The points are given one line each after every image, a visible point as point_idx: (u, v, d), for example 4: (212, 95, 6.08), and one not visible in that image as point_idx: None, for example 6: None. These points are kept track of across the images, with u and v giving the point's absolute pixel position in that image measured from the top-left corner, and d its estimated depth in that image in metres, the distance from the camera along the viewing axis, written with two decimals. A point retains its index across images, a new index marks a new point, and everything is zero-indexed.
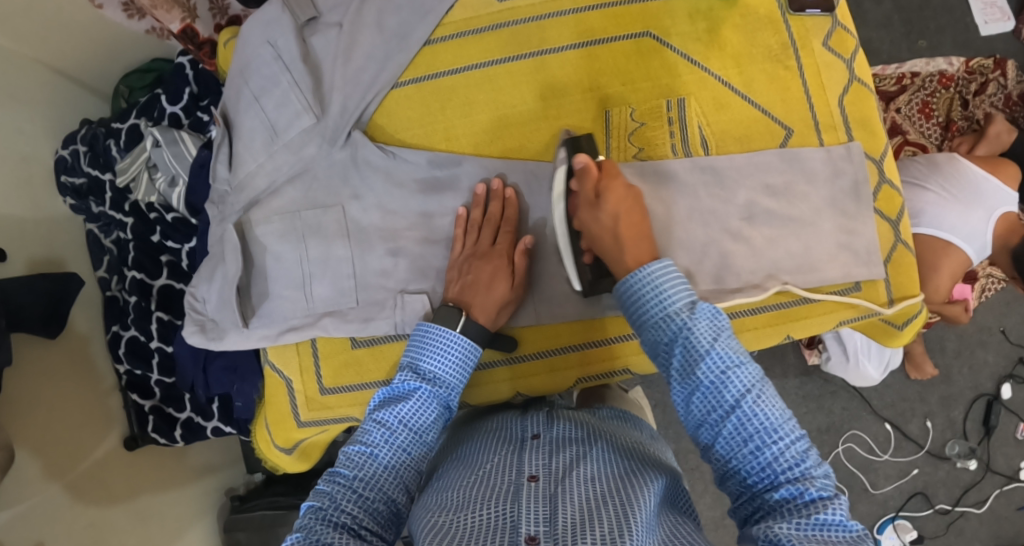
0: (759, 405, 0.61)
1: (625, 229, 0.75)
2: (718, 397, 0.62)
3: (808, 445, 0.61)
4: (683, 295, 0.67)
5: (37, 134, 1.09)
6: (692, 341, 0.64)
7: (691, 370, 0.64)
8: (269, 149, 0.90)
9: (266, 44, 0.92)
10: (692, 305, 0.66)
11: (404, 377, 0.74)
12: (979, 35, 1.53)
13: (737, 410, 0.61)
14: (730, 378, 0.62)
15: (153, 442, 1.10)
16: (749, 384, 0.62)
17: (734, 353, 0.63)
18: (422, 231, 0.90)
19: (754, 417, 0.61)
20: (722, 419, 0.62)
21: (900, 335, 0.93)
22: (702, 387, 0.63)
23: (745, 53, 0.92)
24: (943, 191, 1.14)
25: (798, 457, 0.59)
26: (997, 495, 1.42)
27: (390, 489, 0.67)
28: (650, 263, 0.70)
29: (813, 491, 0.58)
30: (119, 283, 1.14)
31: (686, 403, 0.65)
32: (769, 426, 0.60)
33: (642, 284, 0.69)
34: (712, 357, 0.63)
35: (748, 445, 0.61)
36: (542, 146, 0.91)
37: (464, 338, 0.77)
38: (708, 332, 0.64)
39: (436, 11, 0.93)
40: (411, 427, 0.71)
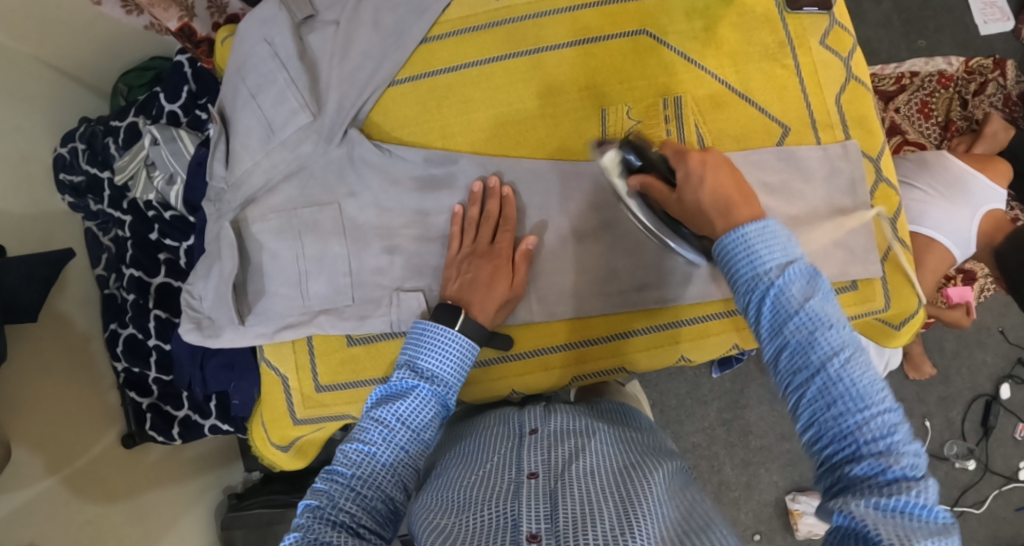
0: (849, 369, 0.54)
1: (714, 204, 0.67)
2: (804, 357, 0.56)
3: (898, 418, 0.53)
4: (781, 251, 0.59)
5: (35, 131, 1.09)
6: (783, 299, 0.58)
7: (779, 328, 0.57)
8: (266, 146, 0.90)
9: (263, 41, 0.92)
10: (785, 265, 0.58)
11: (402, 375, 0.74)
12: (979, 35, 1.53)
13: (822, 374, 0.54)
14: (820, 339, 0.55)
15: (150, 440, 1.10)
16: (840, 345, 0.55)
17: (826, 315, 0.56)
18: (418, 228, 0.90)
19: (840, 382, 0.54)
20: (807, 381, 0.55)
21: (898, 335, 0.92)
22: (789, 346, 0.57)
23: (742, 51, 0.92)
24: (931, 189, 1.15)
25: (886, 429, 0.52)
26: (996, 495, 1.42)
27: (388, 486, 0.67)
28: (746, 225, 0.62)
29: (900, 470, 0.51)
30: (116, 281, 1.14)
31: (774, 361, 0.58)
32: (857, 393, 0.53)
33: (742, 246, 0.60)
34: (803, 317, 0.56)
35: (832, 411, 0.54)
36: (538, 145, 0.91)
37: (462, 336, 0.76)
38: (801, 293, 0.57)
39: (432, 9, 0.93)
40: (410, 426, 0.70)
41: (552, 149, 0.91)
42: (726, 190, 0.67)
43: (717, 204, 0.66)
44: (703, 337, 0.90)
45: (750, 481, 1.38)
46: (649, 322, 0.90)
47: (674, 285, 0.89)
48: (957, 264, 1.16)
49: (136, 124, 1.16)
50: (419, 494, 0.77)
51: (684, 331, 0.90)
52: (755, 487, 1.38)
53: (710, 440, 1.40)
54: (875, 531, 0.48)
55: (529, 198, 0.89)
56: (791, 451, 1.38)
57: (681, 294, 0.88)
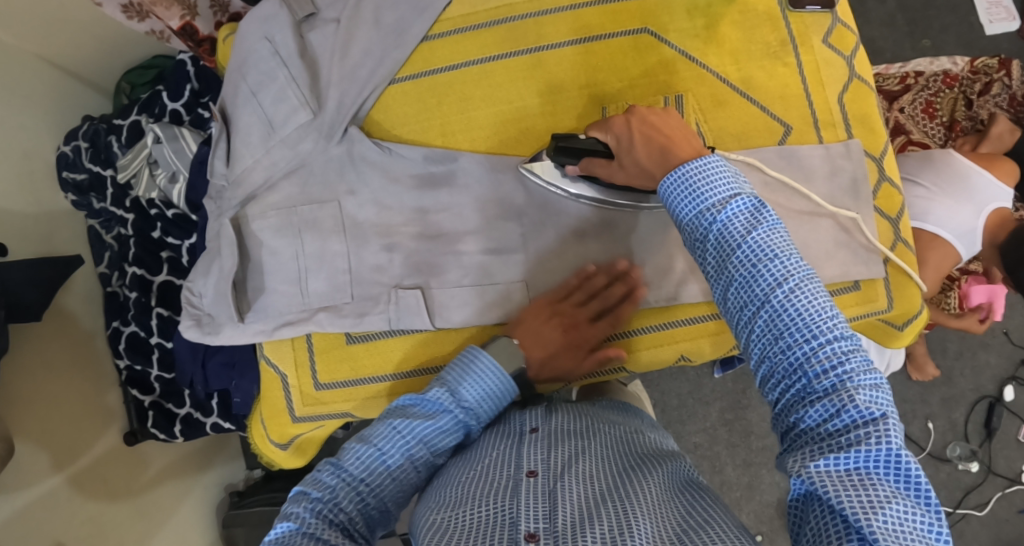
0: (793, 296, 0.57)
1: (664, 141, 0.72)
2: (749, 291, 0.59)
3: (849, 345, 0.55)
4: (724, 184, 0.63)
5: (38, 129, 1.09)
6: (726, 234, 0.61)
7: (724, 262, 0.61)
8: (266, 144, 0.90)
9: (264, 39, 0.92)
10: (730, 197, 0.62)
11: (438, 396, 0.75)
12: (984, 34, 1.52)
13: (767, 305, 0.58)
14: (762, 271, 0.58)
15: (152, 437, 1.10)
16: (784, 275, 0.57)
17: (770, 246, 0.59)
18: (417, 227, 0.90)
19: (785, 312, 0.57)
20: (753, 315, 0.59)
21: (900, 335, 0.92)
22: (736, 280, 0.60)
23: (744, 50, 0.91)
24: (933, 185, 1.14)
25: (835, 357, 0.54)
26: (999, 498, 1.41)
27: (390, 499, 0.71)
28: (690, 162, 0.66)
29: (857, 413, 0.52)
30: (119, 279, 1.15)
31: (724, 300, 0.62)
32: (803, 321, 0.56)
33: (683, 181, 0.65)
34: (746, 247, 0.60)
35: (780, 343, 0.56)
36: (538, 143, 0.91)
37: (508, 379, 0.78)
38: (743, 225, 0.61)
39: (433, 6, 0.93)
40: (426, 445, 0.73)
41: None
42: (656, 136, 0.73)
43: (651, 153, 0.72)
44: (704, 336, 0.90)
45: (752, 482, 1.38)
46: (649, 321, 0.90)
47: (674, 284, 0.88)
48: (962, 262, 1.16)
49: (138, 123, 1.17)
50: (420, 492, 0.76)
51: (684, 330, 0.90)
52: (757, 487, 1.38)
53: (711, 440, 1.39)
54: (839, 501, 0.49)
55: (529, 196, 0.89)
56: None
57: (681, 294, 0.88)
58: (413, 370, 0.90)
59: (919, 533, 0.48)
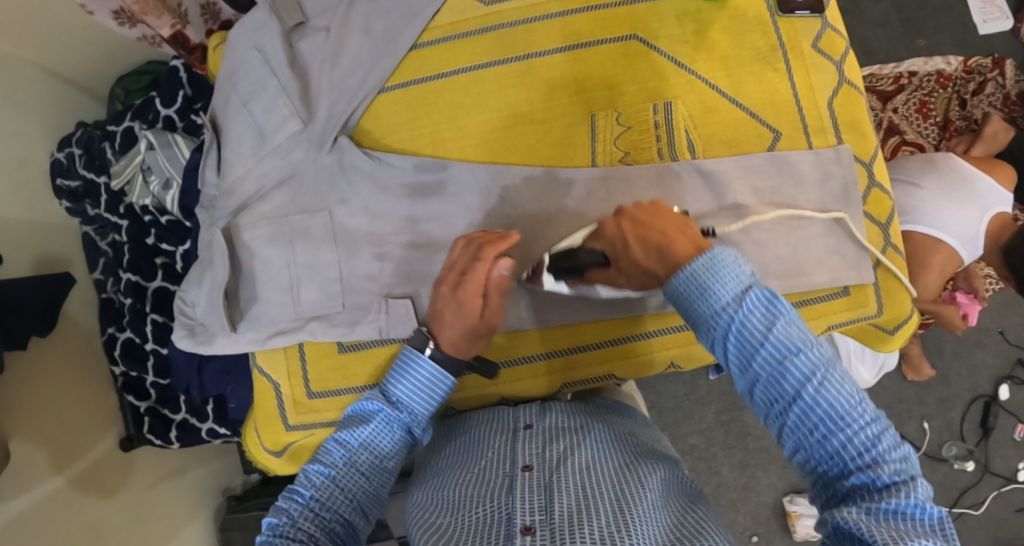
0: (823, 390, 0.57)
1: (663, 238, 0.68)
2: (778, 388, 0.59)
3: (878, 426, 0.57)
4: (736, 280, 0.62)
5: (33, 136, 1.09)
6: (746, 334, 0.61)
7: (748, 362, 0.61)
8: (257, 153, 0.90)
9: (253, 49, 0.92)
10: (744, 292, 0.61)
11: (371, 397, 0.78)
12: (978, 34, 1.52)
13: (798, 402, 0.58)
14: (790, 367, 0.59)
15: (148, 443, 1.10)
16: (811, 371, 0.58)
17: (792, 340, 0.59)
18: (409, 235, 0.90)
19: (819, 407, 0.57)
20: (784, 410, 0.59)
21: (892, 340, 0.91)
22: (762, 378, 0.60)
23: (734, 55, 0.91)
24: (936, 189, 1.13)
25: (871, 440, 0.56)
26: (996, 497, 1.41)
27: (344, 510, 0.71)
28: (696, 259, 0.64)
29: (886, 477, 0.54)
30: (115, 284, 1.15)
31: (749, 394, 0.62)
32: (837, 412, 0.57)
33: (692, 280, 0.63)
34: (769, 346, 0.59)
35: (816, 434, 0.58)
36: (528, 150, 0.91)
37: (431, 365, 0.78)
38: (762, 322, 0.60)
39: (422, 14, 0.93)
40: (371, 450, 0.74)
41: (542, 155, 0.91)
42: (650, 235, 0.70)
43: (649, 255, 0.69)
44: (696, 343, 0.89)
45: (748, 482, 1.38)
46: (640, 328, 0.90)
47: None
48: (964, 264, 1.16)
49: (132, 129, 1.17)
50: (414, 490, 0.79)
51: (674, 337, 0.90)
52: (754, 488, 1.38)
53: (708, 441, 1.40)
54: (871, 537, 0.51)
55: (521, 203, 0.89)
56: None
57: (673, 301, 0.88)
58: None
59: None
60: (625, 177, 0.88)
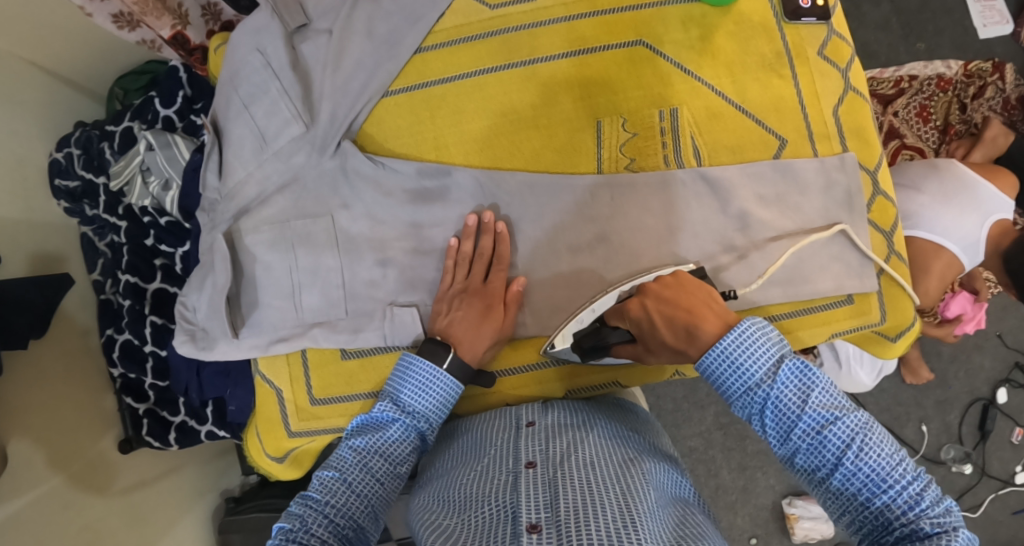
0: (862, 454, 0.63)
1: (694, 323, 0.71)
2: (819, 456, 0.65)
3: (917, 482, 0.62)
4: (768, 357, 0.67)
5: (31, 136, 1.08)
6: (783, 408, 0.66)
7: (788, 434, 0.66)
8: (258, 157, 0.90)
9: (254, 51, 0.91)
10: (778, 368, 0.67)
11: (383, 407, 0.78)
12: (978, 38, 1.52)
13: (840, 467, 0.64)
14: (828, 436, 0.64)
15: (147, 445, 1.10)
16: (849, 438, 0.64)
17: (827, 410, 0.65)
18: (411, 241, 0.90)
19: (860, 471, 0.63)
20: (828, 475, 0.65)
21: (894, 346, 0.91)
22: (803, 448, 0.66)
23: (739, 61, 0.91)
24: (937, 196, 1.14)
25: (911, 497, 0.61)
26: (992, 499, 1.42)
27: (357, 514, 0.70)
28: (726, 333, 0.69)
29: (927, 528, 0.60)
30: (113, 286, 1.14)
31: (792, 460, 0.68)
32: (877, 474, 0.63)
33: (724, 359, 0.68)
34: (807, 419, 0.65)
35: (861, 495, 0.63)
36: (532, 155, 0.91)
37: (448, 376, 0.79)
38: (796, 396, 0.66)
39: (426, 18, 0.93)
40: (386, 456, 0.75)
41: (547, 161, 0.90)
42: (677, 315, 0.72)
43: (679, 336, 0.72)
44: None
45: (747, 484, 1.39)
46: None
47: None
48: (964, 271, 1.16)
49: (131, 129, 1.16)
50: (419, 493, 0.79)
51: None
52: (752, 490, 1.38)
53: (707, 444, 1.40)
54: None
55: (524, 210, 0.89)
56: None
57: None
58: None
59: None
60: (629, 184, 0.88)
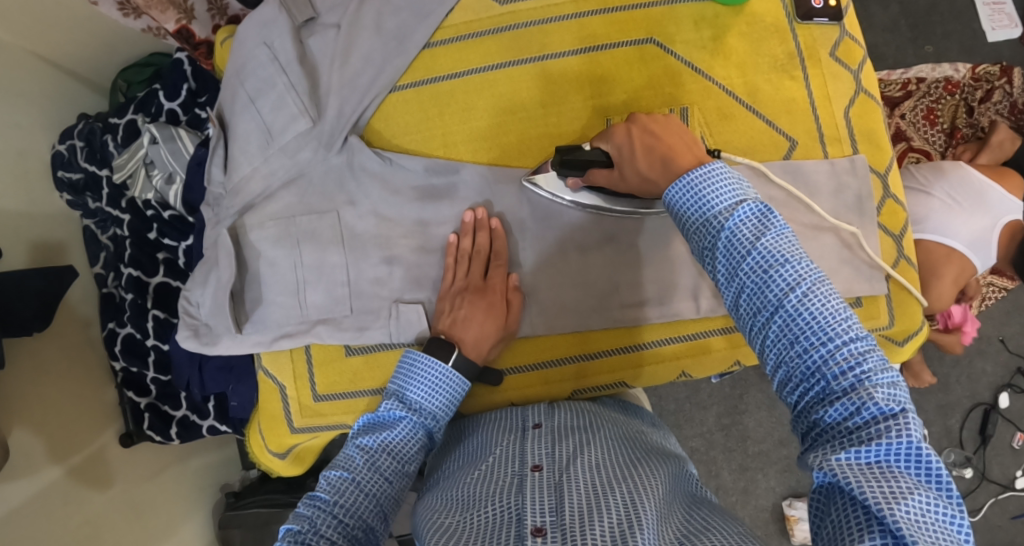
0: (808, 299, 0.55)
1: (669, 149, 0.69)
2: (762, 296, 0.57)
3: (868, 348, 0.54)
4: (729, 190, 0.61)
5: (33, 127, 1.07)
6: (733, 241, 0.59)
7: (735, 269, 0.59)
8: (264, 152, 0.89)
9: (262, 45, 0.90)
10: (736, 203, 0.60)
11: (390, 406, 0.77)
12: (986, 41, 1.51)
13: (781, 310, 0.56)
14: (774, 275, 0.57)
15: (148, 439, 1.09)
16: (797, 280, 0.56)
17: (779, 251, 0.57)
18: (417, 239, 0.90)
19: (800, 317, 0.55)
20: (767, 321, 0.57)
21: (900, 350, 0.91)
22: (747, 286, 0.58)
23: (751, 62, 0.91)
24: (949, 199, 1.13)
25: (855, 359, 0.53)
26: (992, 504, 1.42)
27: (365, 512, 0.69)
28: (697, 168, 0.64)
29: (873, 405, 0.51)
30: (116, 279, 1.13)
31: (736, 305, 0.60)
32: (821, 325, 0.55)
33: (687, 189, 0.64)
34: (755, 254, 0.58)
35: (796, 347, 0.55)
36: (541, 154, 0.90)
37: (453, 371, 0.78)
38: (750, 230, 0.59)
39: (436, 13, 0.92)
40: (394, 455, 0.74)
41: None
42: (657, 146, 0.70)
43: (651, 165, 0.70)
44: (705, 353, 0.90)
45: (747, 486, 1.38)
46: (653, 335, 0.90)
47: (674, 302, 0.89)
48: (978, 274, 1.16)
49: (135, 122, 1.15)
50: (425, 496, 0.78)
51: (685, 347, 0.90)
52: (752, 491, 1.38)
53: (708, 444, 1.39)
54: (862, 493, 0.49)
55: (532, 209, 0.89)
56: (789, 457, 1.38)
57: (680, 310, 0.88)
58: None
59: (942, 524, 0.48)
60: None
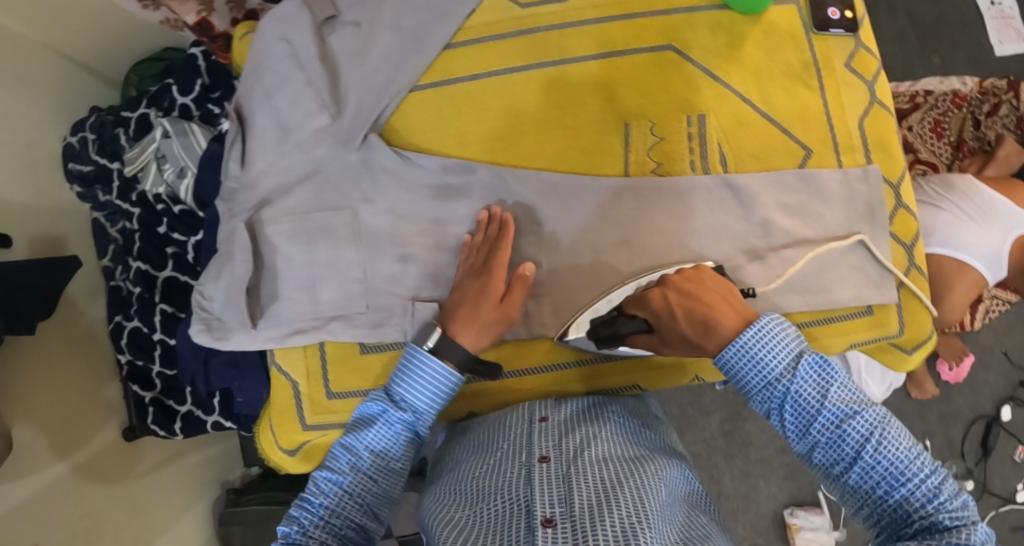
0: (882, 447, 0.64)
1: (708, 311, 0.72)
2: (838, 450, 0.66)
3: (939, 477, 0.63)
4: (787, 353, 0.68)
5: (45, 120, 1.07)
6: (800, 402, 0.67)
7: (807, 428, 0.67)
8: (281, 147, 0.89)
9: (280, 40, 0.90)
10: (797, 364, 0.68)
11: (375, 399, 0.77)
12: (994, 54, 1.52)
13: (859, 460, 0.65)
14: (846, 430, 0.65)
15: (152, 433, 1.09)
16: (868, 433, 0.64)
17: (846, 404, 0.66)
18: (433, 238, 0.90)
19: (879, 464, 0.64)
20: (846, 470, 0.66)
21: (909, 359, 0.93)
22: (821, 442, 0.67)
23: (766, 69, 0.91)
24: (959, 211, 1.15)
25: (931, 491, 0.62)
26: (992, 516, 1.42)
27: (353, 510, 0.71)
28: (749, 326, 0.70)
29: (946, 521, 0.60)
30: (123, 273, 1.13)
31: (811, 456, 0.68)
32: (896, 467, 0.63)
33: (744, 355, 0.69)
34: (826, 414, 0.66)
35: (879, 488, 0.64)
36: (558, 156, 0.91)
37: (433, 361, 0.76)
38: (814, 391, 0.67)
39: (456, 13, 0.92)
40: (377, 452, 0.75)
41: (572, 162, 0.91)
42: (695, 308, 0.73)
43: (695, 329, 0.72)
44: None
45: (749, 493, 1.38)
46: None
47: None
48: (988, 287, 1.17)
49: (147, 116, 1.15)
50: (432, 487, 0.78)
51: None
52: (754, 498, 1.38)
53: (710, 450, 1.39)
54: None
55: (549, 211, 0.89)
56: (791, 464, 1.38)
57: None
58: None
59: None
60: (654, 189, 0.89)
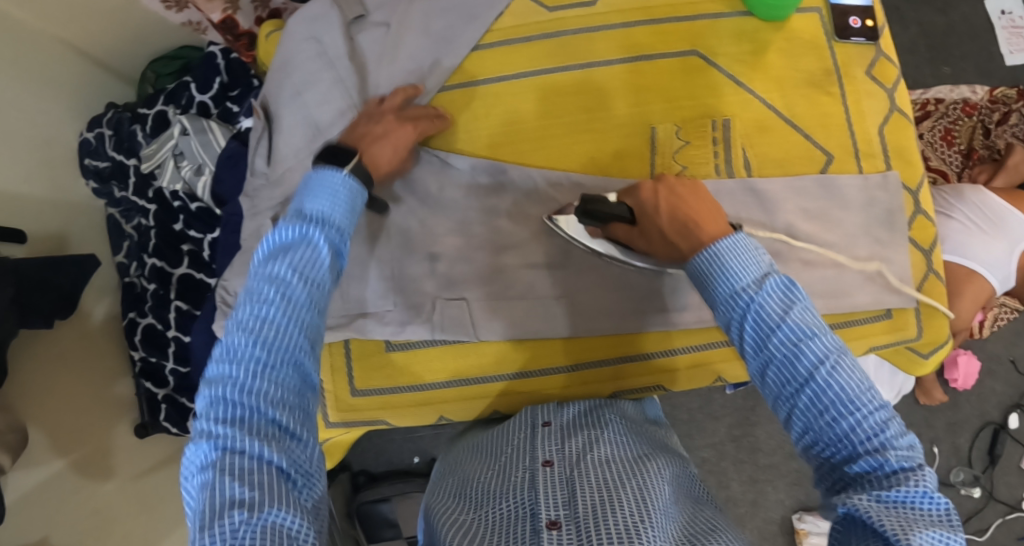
0: (837, 372, 0.57)
1: (693, 214, 0.70)
2: (791, 370, 0.58)
3: (889, 414, 0.56)
4: (753, 264, 0.62)
5: (61, 115, 1.08)
6: (762, 315, 0.60)
7: (763, 343, 0.60)
8: (309, 146, 0.90)
9: (310, 39, 0.91)
10: (763, 277, 0.61)
11: (287, 223, 0.61)
12: (1004, 64, 1.53)
13: (811, 384, 0.57)
14: (804, 350, 0.58)
15: (164, 430, 1.09)
16: (824, 355, 0.57)
17: (806, 325, 0.58)
18: (458, 237, 0.91)
19: (830, 390, 0.56)
20: (796, 393, 0.58)
21: (924, 363, 0.94)
22: (776, 359, 0.59)
23: (789, 77, 0.92)
24: (969, 220, 1.16)
25: (879, 426, 0.55)
26: (999, 524, 1.42)
27: (297, 349, 0.55)
28: (721, 240, 0.65)
29: (894, 461, 0.53)
30: (137, 269, 1.14)
31: (762, 376, 0.61)
32: (848, 395, 0.56)
33: (712, 259, 0.64)
34: (784, 330, 0.59)
35: (827, 416, 0.56)
36: (583, 158, 0.91)
37: (349, 179, 0.67)
38: (778, 306, 0.60)
39: (483, 17, 0.93)
40: (308, 280, 0.58)
41: (598, 164, 0.91)
42: (680, 209, 0.71)
43: (674, 225, 0.71)
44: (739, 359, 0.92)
45: (757, 498, 1.38)
46: (690, 341, 0.91)
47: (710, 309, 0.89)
48: (995, 296, 1.17)
49: (164, 113, 1.15)
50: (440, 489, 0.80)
51: (721, 352, 0.92)
52: (762, 504, 1.38)
53: (719, 455, 1.39)
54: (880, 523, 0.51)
55: None
56: (799, 470, 1.39)
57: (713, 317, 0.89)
58: (459, 380, 0.90)
59: None
60: None
